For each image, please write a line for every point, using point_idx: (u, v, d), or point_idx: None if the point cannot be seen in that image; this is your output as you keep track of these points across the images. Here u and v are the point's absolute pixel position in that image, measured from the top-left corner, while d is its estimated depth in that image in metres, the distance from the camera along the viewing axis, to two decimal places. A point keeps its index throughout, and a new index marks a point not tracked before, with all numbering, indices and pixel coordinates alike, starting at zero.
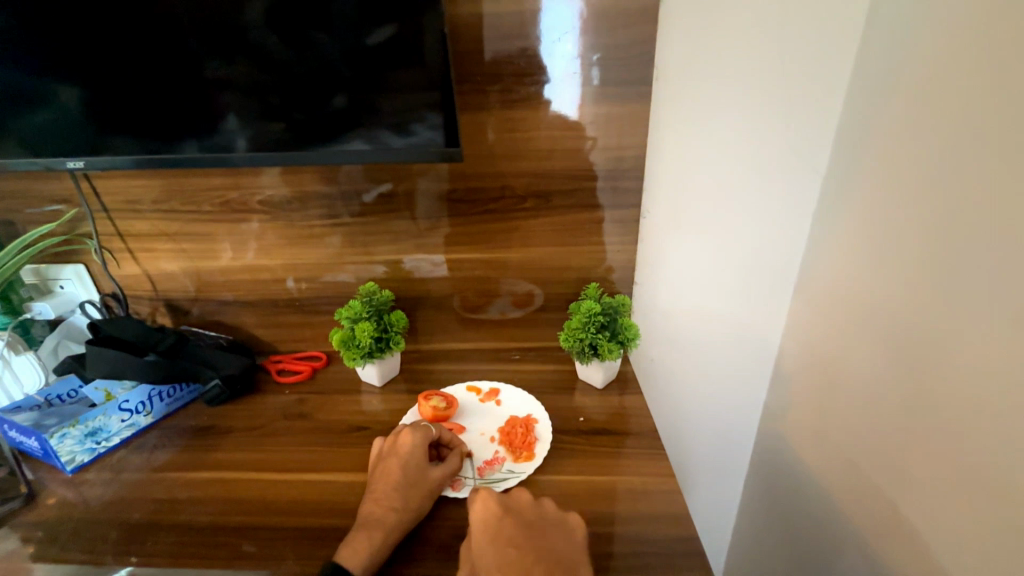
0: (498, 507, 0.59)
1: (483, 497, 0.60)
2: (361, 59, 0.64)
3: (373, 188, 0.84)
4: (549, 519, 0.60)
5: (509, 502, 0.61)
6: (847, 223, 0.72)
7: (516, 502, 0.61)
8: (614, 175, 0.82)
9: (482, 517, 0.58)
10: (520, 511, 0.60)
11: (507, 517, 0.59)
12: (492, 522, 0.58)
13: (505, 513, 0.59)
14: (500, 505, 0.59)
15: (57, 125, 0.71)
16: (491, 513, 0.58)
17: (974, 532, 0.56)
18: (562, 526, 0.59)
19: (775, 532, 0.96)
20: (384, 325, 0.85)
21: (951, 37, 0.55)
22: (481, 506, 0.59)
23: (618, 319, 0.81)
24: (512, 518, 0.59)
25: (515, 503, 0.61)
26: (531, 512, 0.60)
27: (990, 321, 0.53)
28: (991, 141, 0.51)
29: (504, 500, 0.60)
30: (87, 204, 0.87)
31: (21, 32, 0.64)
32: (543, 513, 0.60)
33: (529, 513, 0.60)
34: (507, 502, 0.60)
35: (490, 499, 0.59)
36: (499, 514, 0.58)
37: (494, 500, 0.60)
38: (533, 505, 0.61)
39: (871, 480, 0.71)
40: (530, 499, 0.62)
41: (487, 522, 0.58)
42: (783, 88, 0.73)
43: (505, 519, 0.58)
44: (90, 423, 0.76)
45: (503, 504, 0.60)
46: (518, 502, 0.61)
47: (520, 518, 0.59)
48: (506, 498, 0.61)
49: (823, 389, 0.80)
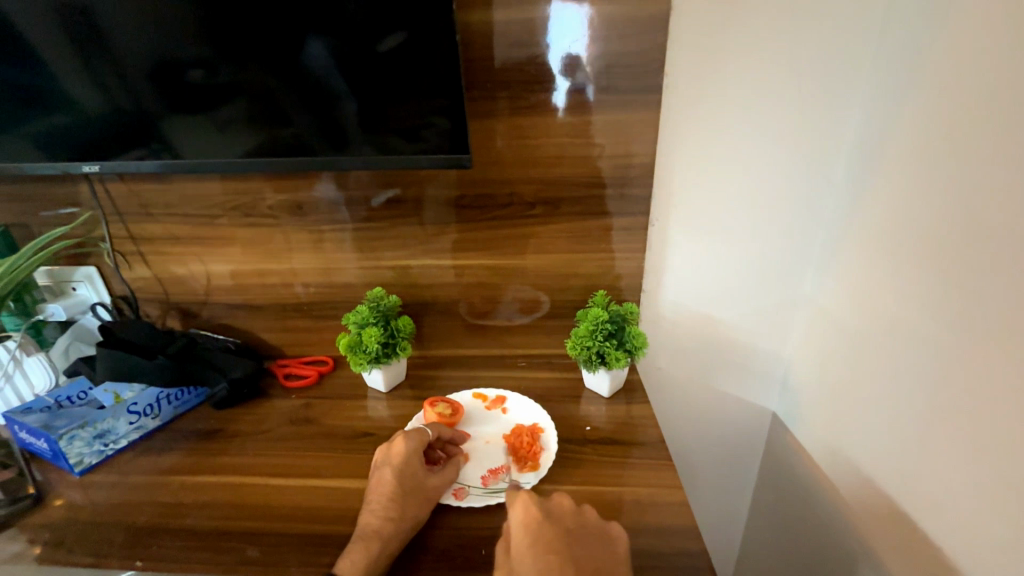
0: (539, 510, 0.59)
1: (524, 500, 0.59)
2: (372, 65, 0.64)
3: (382, 193, 0.84)
4: (588, 528, 0.59)
5: (550, 507, 0.60)
6: (861, 230, 0.72)
7: (556, 507, 0.61)
8: (622, 182, 0.81)
9: (523, 518, 0.58)
10: (562, 518, 0.59)
11: (548, 521, 0.58)
12: (532, 522, 0.57)
13: (545, 517, 0.58)
14: (541, 509, 0.59)
15: (74, 130, 0.72)
16: (531, 515, 0.58)
17: (985, 550, 0.55)
18: (601, 537, 0.58)
19: (785, 545, 0.94)
20: (391, 330, 0.85)
21: (970, 43, 0.54)
22: (522, 508, 0.59)
23: (626, 327, 0.80)
24: (554, 523, 0.58)
25: (557, 509, 0.61)
26: (571, 519, 0.60)
27: (1005, 330, 0.51)
28: (1007, 151, 0.50)
29: (545, 504, 0.60)
30: (101, 206, 0.88)
31: (38, 39, 0.65)
32: (582, 521, 0.60)
33: (571, 522, 0.59)
34: (546, 506, 0.60)
35: (531, 502, 0.59)
36: (540, 516, 0.58)
37: (535, 503, 0.59)
38: (574, 511, 0.61)
39: (880, 494, 0.69)
40: (571, 505, 0.61)
41: (527, 522, 0.57)
42: (795, 94, 0.73)
43: (546, 522, 0.57)
44: (98, 425, 0.76)
45: (543, 509, 0.59)
46: (558, 508, 0.61)
47: (560, 522, 0.58)
48: (546, 502, 0.60)
49: (833, 399, 0.78)
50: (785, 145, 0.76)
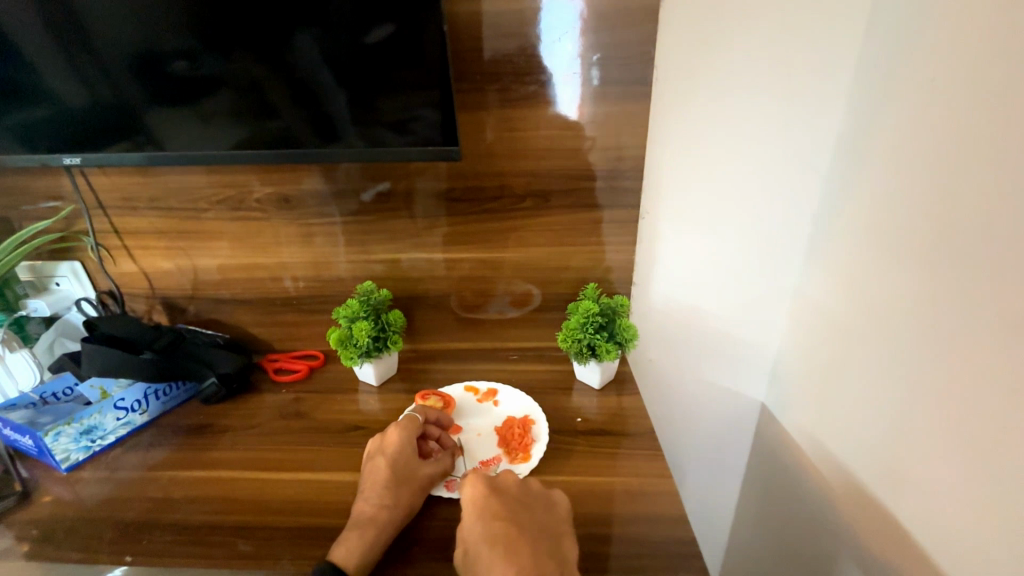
0: (485, 487, 0.60)
1: (471, 480, 0.61)
2: (362, 57, 0.63)
3: (372, 186, 0.84)
4: (534, 497, 0.60)
5: (496, 482, 0.61)
6: (849, 223, 0.73)
7: (504, 481, 0.62)
8: (613, 174, 0.81)
9: (471, 498, 0.59)
10: (507, 490, 0.61)
11: (494, 495, 0.59)
12: (480, 501, 0.59)
13: (494, 493, 0.59)
14: (489, 485, 0.60)
15: (55, 123, 0.70)
16: (479, 493, 0.59)
17: (970, 535, 0.56)
18: (546, 503, 0.60)
19: (774, 534, 0.96)
20: (382, 324, 0.84)
21: (958, 36, 0.55)
22: (469, 487, 0.60)
23: (616, 319, 0.81)
24: (500, 497, 0.59)
25: (503, 482, 0.62)
26: (520, 491, 0.61)
27: (990, 319, 0.52)
28: (994, 144, 0.51)
29: (491, 479, 0.61)
30: (84, 199, 0.87)
31: (17, 28, 0.63)
32: (530, 491, 0.61)
33: (516, 492, 0.61)
34: (494, 482, 0.61)
35: (477, 480, 0.60)
36: (487, 493, 0.59)
37: (481, 482, 0.60)
38: (519, 483, 0.62)
39: (868, 482, 0.70)
40: (516, 478, 0.62)
41: (475, 502, 0.59)
42: (783, 88, 0.74)
43: (492, 498, 0.59)
44: (85, 421, 0.75)
45: (491, 486, 0.60)
46: (504, 481, 0.62)
47: (508, 495, 0.60)
48: (492, 478, 0.61)
49: (820, 389, 0.80)
50: (774, 137, 0.77)
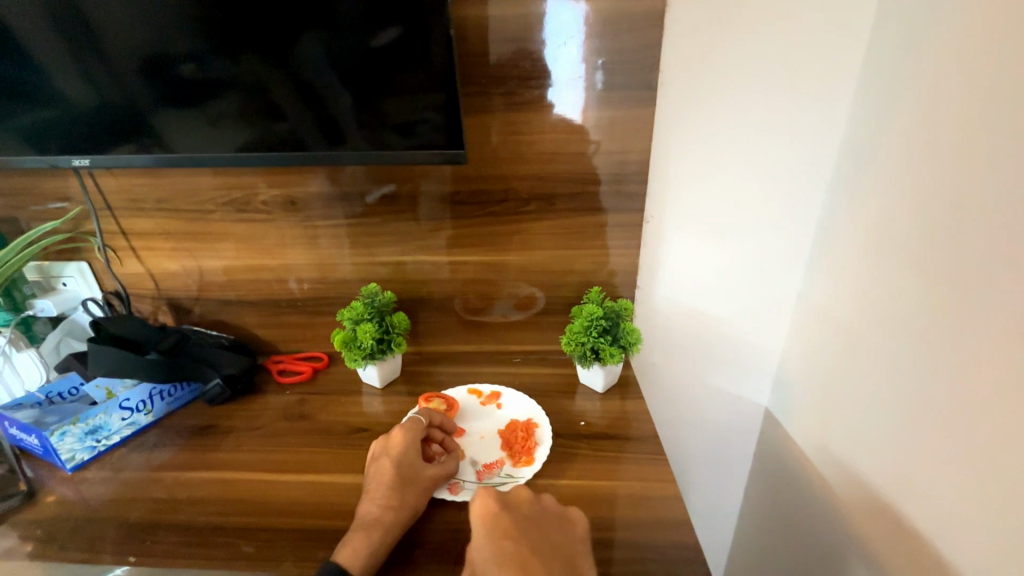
0: (495, 503, 0.60)
1: (482, 494, 0.60)
2: (368, 60, 0.64)
3: (377, 189, 0.84)
4: (546, 515, 0.60)
5: (506, 499, 0.61)
6: (854, 227, 0.72)
7: (515, 498, 0.62)
8: (618, 178, 0.81)
9: (480, 514, 0.59)
10: (518, 507, 0.61)
11: (504, 512, 0.59)
12: (490, 516, 0.58)
13: (503, 509, 0.59)
14: (499, 501, 0.60)
15: (65, 124, 0.71)
16: (489, 509, 0.59)
17: (975, 541, 0.55)
18: (560, 520, 0.60)
19: (779, 539, 0.95)
20: (386, 327, 0.85)
21: (964, 40, 0.55)
22: (479, 503, 0.59)
23: (620, 323, 0.81)
24: (510, 513, 0.59)
25: (513, 499, 0.62)
26: (530, 507, 0.61)
27: (995, 325, 0.52)
28: (999, 150, 0.51)
29: (502, 496, 0.61)
30: (91, 200, 0.87)
31: (29, 31, 0.64)
32: (542, 508, 0.61)
33: (527, 510, 0.61)
34: (504, 499, 0.61)
35: (488, 496, 0.60)
36: (497, 509, 0.59)
37: (491, 496, 0.60)
38: (531, 500, 0.62)
39: (873, 487, 0.70)
40: (528, 495, 0.62)
41: (485, 517, 0.58)
42: (788, 92, 0.73)
43: (502, 514, 0.59)
44: (90, 421, 0.75)
45: (500, 500, 0.60)
46: (515, 498, 0.62)
47: (518, 513, 0.60)
48: (502, 495, 0.61)
49: (824, 394, 0.79)
50: (778, 141, 0.77)
